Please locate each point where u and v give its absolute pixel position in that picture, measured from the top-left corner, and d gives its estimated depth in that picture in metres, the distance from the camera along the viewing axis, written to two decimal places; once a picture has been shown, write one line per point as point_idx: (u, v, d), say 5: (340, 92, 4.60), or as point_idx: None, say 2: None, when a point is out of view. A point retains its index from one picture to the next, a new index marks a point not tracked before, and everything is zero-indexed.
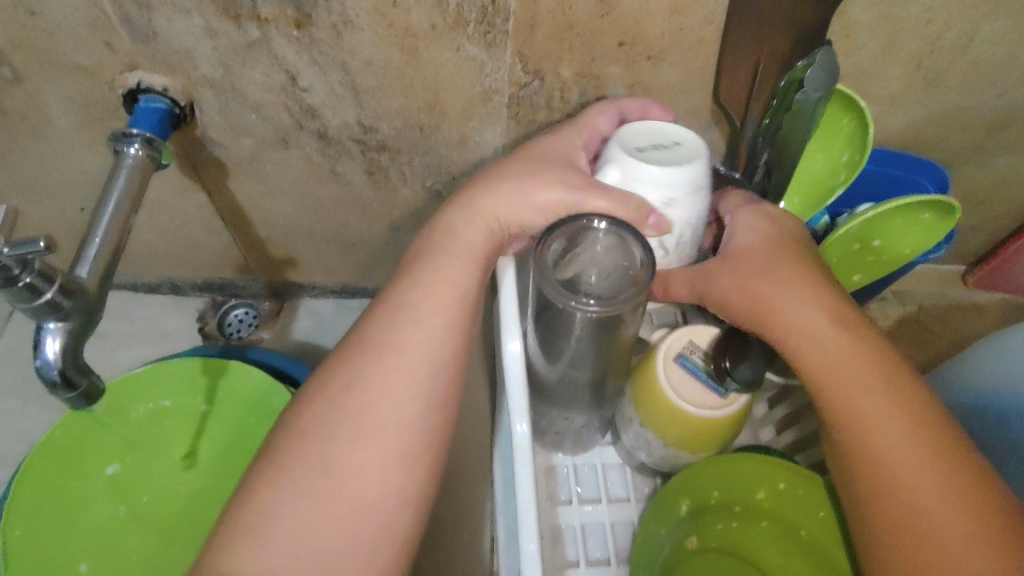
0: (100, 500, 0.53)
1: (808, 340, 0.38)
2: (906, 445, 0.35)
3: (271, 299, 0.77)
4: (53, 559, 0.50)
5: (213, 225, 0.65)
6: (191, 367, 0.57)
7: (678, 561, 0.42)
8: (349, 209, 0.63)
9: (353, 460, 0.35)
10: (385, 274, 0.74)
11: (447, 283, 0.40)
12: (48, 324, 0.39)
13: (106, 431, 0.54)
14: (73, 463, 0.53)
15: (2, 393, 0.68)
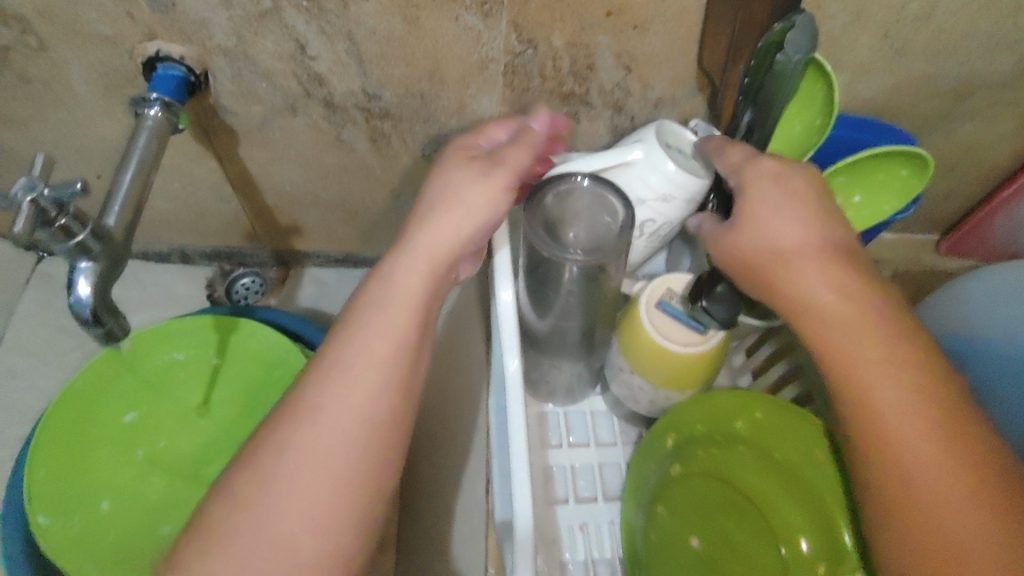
0: (119, 444, 0.56)
1: (819, 313, 0.37)
2: (905, 416, 0.34)
3: (277, 267, 0.80)
4: (77, 497, 0.53)
5: (225, 192, 0.68)
6: (203, 323, 0.60)
7: (665, 485, 0.46)
8: (354, 177, 0.67)
9: (343, 441, 0.36)
10: (387, 242, 0.77)
11: (412, 283, 0.40)
12: (81, 264, 0.43)
13: (126, 379, 0.58)
14: (93, 409, 0.56)
15: (22, 352, 0.71)
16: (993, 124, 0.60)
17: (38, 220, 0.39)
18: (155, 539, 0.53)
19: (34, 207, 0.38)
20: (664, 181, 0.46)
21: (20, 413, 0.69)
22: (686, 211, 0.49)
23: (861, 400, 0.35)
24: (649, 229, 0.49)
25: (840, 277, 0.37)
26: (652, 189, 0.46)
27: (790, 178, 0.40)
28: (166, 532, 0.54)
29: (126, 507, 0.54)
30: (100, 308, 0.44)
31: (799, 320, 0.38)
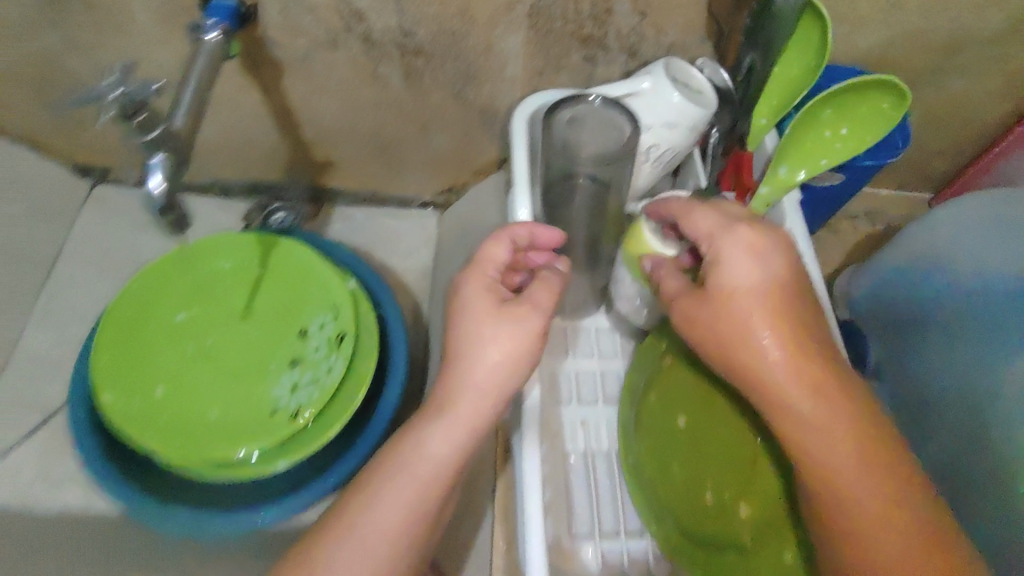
0: (171, 338, 0.62)
1: (786, 404, 0.38)
2: (861, 488, 0.38)
3: (311, 203, 0.86)
4: (135, 381, 0.59)
5: (266, 123, 0.74)
6: (249, 239, 0.67)
7: (659, 376, 0.52)
8: (385, 112, 0.72)
9: (404, 522, 0.42)
10: (412, 179, 0.83)
11: (484, 382, 0.43)
12: (154, 158, 0.48)
13: (180, 282, 0.65)
14: (150, 306, 0.63)
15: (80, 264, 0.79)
16: (982, 81, 0.64)
17: (119, 114, 0.47)
18: (203, 423, 0.59)
19: (115, 103, 0.47)
20: (670, 109, 0.52)
21: (78, 318, 0.76)
22: (689, 141, 0.54)
23: (820, 478, 0.38)
24: (653, 155, 0.54)
25: (808, 366, 0.38)
26: (659, 116, 0.52)
27: (766, 250, 0.40)
28: (212, 418, 0.59)
29: (177, 393, 0.60)
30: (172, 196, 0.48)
31: (771, 408, 0.39)
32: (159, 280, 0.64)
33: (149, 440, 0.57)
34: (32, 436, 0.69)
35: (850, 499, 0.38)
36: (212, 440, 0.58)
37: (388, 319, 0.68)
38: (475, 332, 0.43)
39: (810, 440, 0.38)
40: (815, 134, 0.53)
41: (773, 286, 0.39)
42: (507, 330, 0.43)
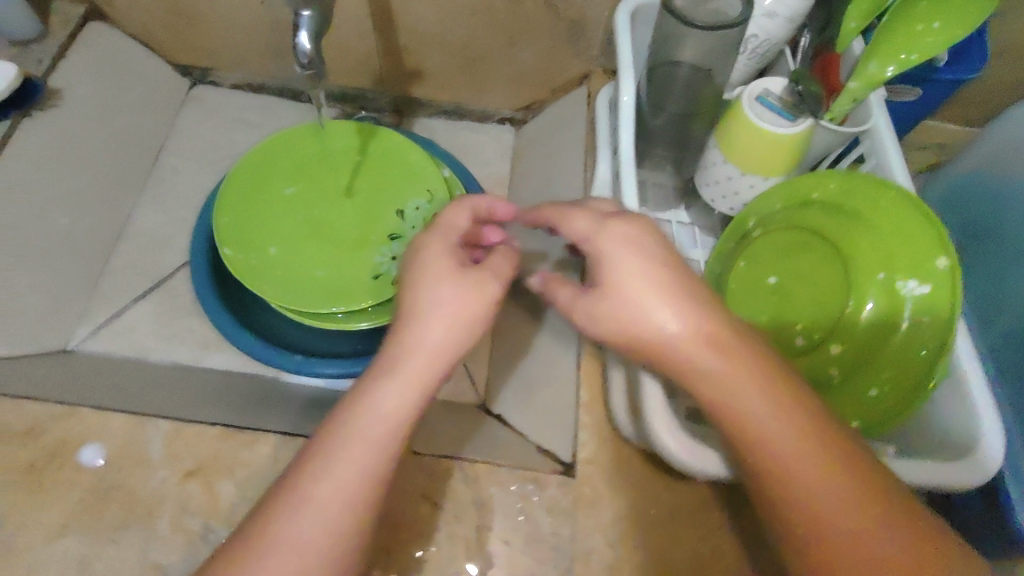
0: (281, 207, 0.68)
1: (704, 375, 0.39)
2: (801, 456, 0.37)
3: (393, 114, 0.91)
4: (253, 240, 0.65)
5: (365, 27, 0.78)
6: (349, 124, 0.71)
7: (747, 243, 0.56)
8: (481, 21, 0.76)
9: (354, 485, 0.38)
10: (494, 94, 0.87)
11: (423, 356, 0.41)
12: (303, 12, 0.52)
13: (289, 158, 0.70)
14: (263, 177, 0.68)
15: (183, 156, 0.84)
16: None
17: None
18: (313, 281, 0.65)
19: None
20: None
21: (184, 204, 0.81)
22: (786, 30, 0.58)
23: (776, 467, 0.38)
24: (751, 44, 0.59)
25: (715, 337, 0.39)
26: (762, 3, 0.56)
27: (640, 240, 0.41)
28: (320, 278, 0.65)
29: (288, 253, 0.66)
30: (314, 55, 0.52)
31: (655, 351, 0.40)
32: (269, 153, 0.69)
33: (266, 291, 0.63)
34: (146, 298, 0.75)
35: (802, 491, 0.37)
36: (320, 297, 0.64)
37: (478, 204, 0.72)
38: (424, 274, 0.43)
39: (755, 432, 0.38)
40: (905, 26, 0.52)
41: (713, 324, 0.39)
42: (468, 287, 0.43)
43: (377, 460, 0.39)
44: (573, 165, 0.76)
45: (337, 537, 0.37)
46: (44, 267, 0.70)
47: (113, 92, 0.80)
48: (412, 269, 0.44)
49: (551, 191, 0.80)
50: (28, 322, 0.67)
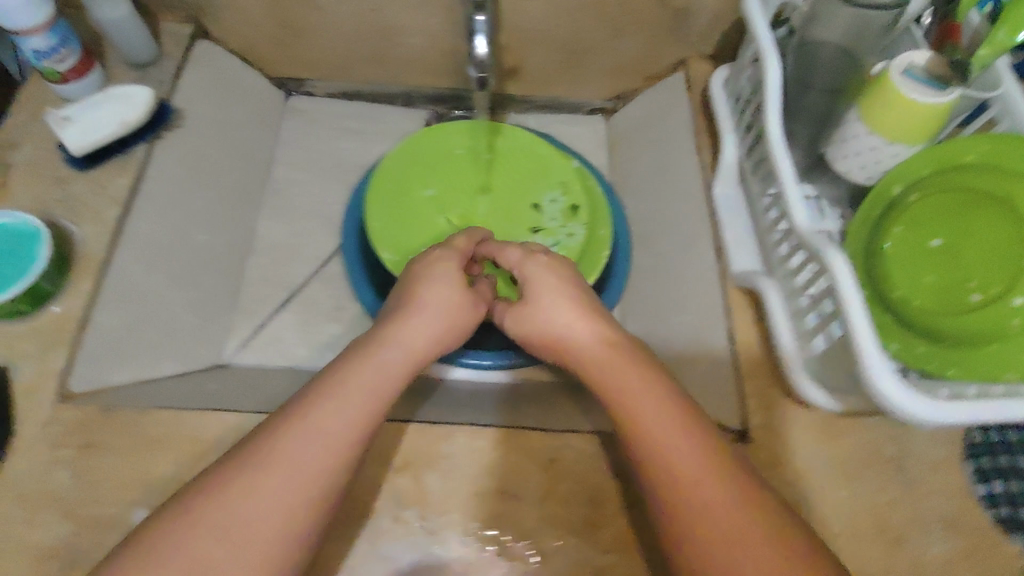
0: (426, 209, 0.71)
1: (592, 360, 0.55)
2: (658, 424, 0.49)
3: (485, 112, 0.93)
4: (407, 241, 0.68)
5: (471, 28, 0.80)
6: (475, 126, 0.75)
7: (902, 208, 0.59)
8: (586, 14, 0.79)
9: (321, 459, 0.46)
10: (587, 85, 0.90)
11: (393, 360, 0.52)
12: (477, 21, 0.54)
13: (425, 162, 0.73)
14: (405, 182, 0.72)
15: (295, 168, 0.87)
16: None
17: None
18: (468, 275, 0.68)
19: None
20: None
21: (304, 213, 0.84)
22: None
23: (643, 436, 0.49)
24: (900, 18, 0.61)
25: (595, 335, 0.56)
26: None
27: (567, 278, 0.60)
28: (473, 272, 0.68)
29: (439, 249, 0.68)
30: (488, 60, 0.54)
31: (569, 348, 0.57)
32: (406, 158, 0.72)
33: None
34: (286, 307, 0.77)
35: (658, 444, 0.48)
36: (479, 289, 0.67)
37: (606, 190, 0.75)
38: (425, 283, 0.58)
39: (653, 397, 0.51)
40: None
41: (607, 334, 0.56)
42: (441, 287, 0.58)
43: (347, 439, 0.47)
44: (686, 148, 0.79)
45: (314, 492, 0.45)
46: (192, 285, 0.72)
47: (226, 108, 0.81)
48: (416, 280, 0.59)
49: (662, 175, 0.83)
50: (187, 337, 0.70)
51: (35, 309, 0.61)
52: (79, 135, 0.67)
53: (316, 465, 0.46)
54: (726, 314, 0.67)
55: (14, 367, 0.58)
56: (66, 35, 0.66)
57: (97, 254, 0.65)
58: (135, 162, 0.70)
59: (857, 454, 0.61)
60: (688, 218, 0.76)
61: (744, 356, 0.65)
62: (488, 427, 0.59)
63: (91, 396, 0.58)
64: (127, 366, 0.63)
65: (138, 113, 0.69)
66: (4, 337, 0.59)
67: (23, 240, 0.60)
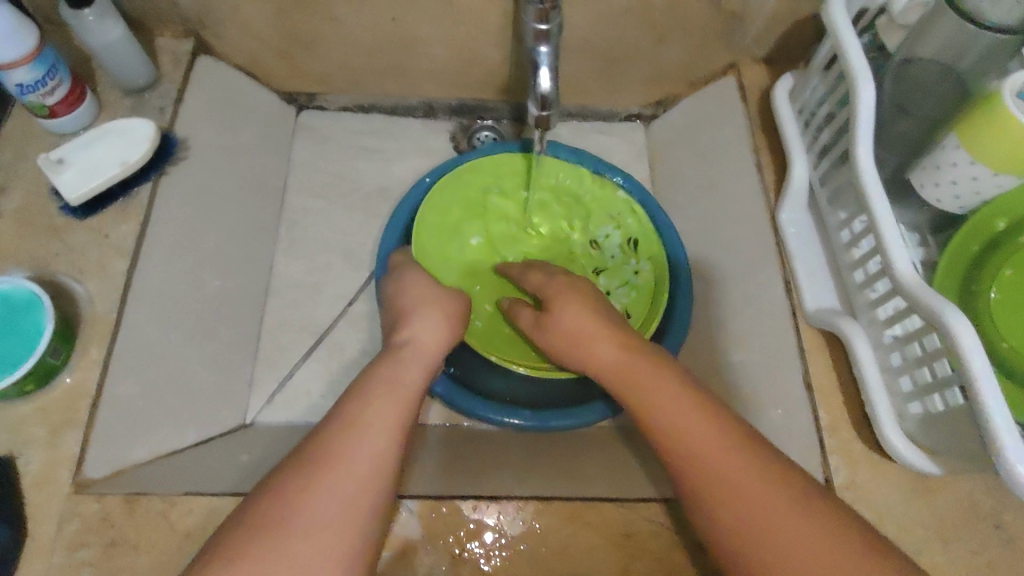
0: (477, 258, 0.74)
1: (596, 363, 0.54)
2: (678, 417, 0.47)
3: (513, 122, 0.85)
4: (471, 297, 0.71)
5: (503, 37, 0.72)
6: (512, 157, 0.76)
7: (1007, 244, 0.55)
8: (632, 18, 0.71)
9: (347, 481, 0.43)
10: (625, 92, 0.83)
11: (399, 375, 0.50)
12: (541, 49, 0.47)
13: (466, 207, 0.75)
14: (449, 232, 0.73)
15: (309, 193, 0.79)
16: None
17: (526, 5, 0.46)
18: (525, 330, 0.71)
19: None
20: None
21: (323, 245, 0.77)
22: None
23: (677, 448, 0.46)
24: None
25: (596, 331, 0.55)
26: None
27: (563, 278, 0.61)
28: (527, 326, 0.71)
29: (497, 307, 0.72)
30: (552, 95, 0.48)
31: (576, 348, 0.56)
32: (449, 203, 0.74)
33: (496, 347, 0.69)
34: (312, 356, 0.71)
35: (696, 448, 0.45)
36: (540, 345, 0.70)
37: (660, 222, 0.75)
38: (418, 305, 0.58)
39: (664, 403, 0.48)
40: None
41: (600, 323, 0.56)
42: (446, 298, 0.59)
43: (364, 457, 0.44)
44: (743, 166, 0.72)
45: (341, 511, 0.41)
46: (208, 339, 0.65)
47: (233, 133, 0.73)
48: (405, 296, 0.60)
49: (714, 195, 0.76)
50: (209, 398, 0.64)
51: (43, 385, 0.54)
52: (78, 179, 0.59)
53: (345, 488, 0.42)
54: (801, 359, 0.61)
55: (24, 455, 0.52)
56: (53, 64, 0.58)
57: (107, 316, 0.57)
58: (139, 205, 0.62)
59: (947, 510, 0.55)
60: (748, 245, 0.70)
61: (824, 408, 0.59)
62: (555, 500, 0.54)
63: (109, 481, 0.52)
64: (147, 441, 0.56)
65: (140, 150, 0.61)
66: (9, 419, 0.53)
67: (21, 310, 0.53)
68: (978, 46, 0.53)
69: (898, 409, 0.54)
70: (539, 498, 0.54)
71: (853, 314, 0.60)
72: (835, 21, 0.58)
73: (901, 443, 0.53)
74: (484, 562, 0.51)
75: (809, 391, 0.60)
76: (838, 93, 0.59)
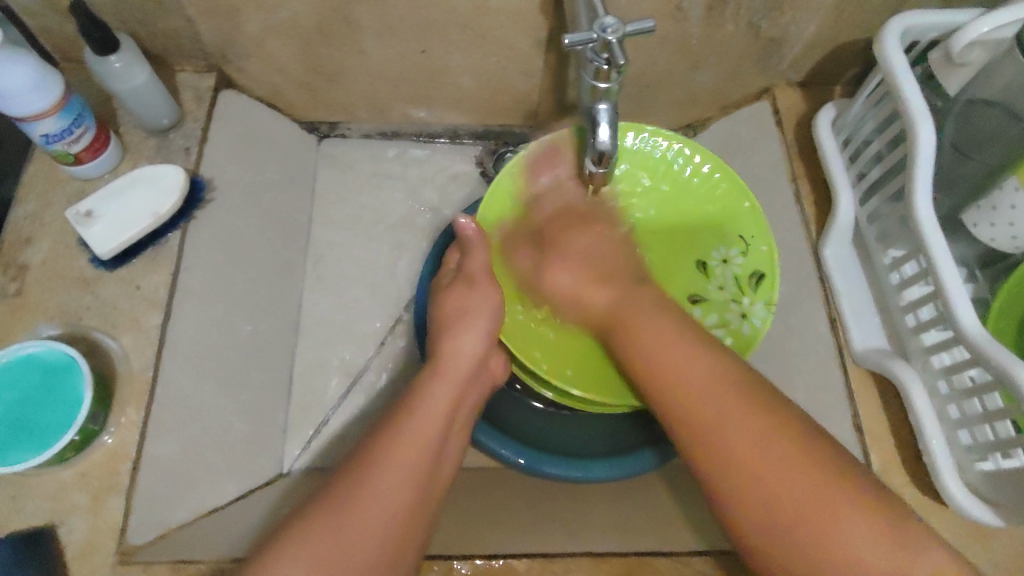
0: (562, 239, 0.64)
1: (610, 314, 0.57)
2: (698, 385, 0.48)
3: None
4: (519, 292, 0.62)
5: (535, 66, 0.69)
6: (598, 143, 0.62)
7: None
8: (668, 46, 0.68)
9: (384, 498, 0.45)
10: (657, 114, 0.80)
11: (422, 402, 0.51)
12: (601, 106, 0.47)
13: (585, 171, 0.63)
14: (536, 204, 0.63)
15: (334, 228, 0.77)
16: None
17: (590, 59, 0.44)
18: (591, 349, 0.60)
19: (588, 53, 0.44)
20: None
21: (351, 282, 0.75)
22: None
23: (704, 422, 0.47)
24: None
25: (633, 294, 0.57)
26: None
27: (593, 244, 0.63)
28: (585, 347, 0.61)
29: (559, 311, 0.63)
30: (610, 150, 0.48)
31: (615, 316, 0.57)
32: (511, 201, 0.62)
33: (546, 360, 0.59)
34: (347, 398, 0.70)
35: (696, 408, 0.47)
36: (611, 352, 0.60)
37: (782, 241, 0.69)
38: (461, 317, 0.56)
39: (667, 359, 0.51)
40: None
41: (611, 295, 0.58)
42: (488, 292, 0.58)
43: (394, 477, 0.46)
44: (783, 196, 0.70)
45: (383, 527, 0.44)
46: (243, 387, 0.64)
47: (257, 170, 0.71)
48: None
49: None
50: (245, 448, 0.62)
51: (83, 450, 0.52)
52: (108, 234, 0.58)
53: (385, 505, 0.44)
54: (849, 400, 0.60)
55: (65, 524, 0.51)
56: (78, 112, 0.56)
57: (142, 374, 0.56)
58: (169, 254, 0.60)
59: (1002, 555, 0.54)
60: (790, 277, 0.68)
61: (875, 450, 0.58)
62: (610, 558, 0.52)
63: (154, 548, 0.51)
64: (187, 501, 0.55)
65: (171, 199, 0.60)
66: (50, 486, 0.52)
67: (58, 375, 0.52)
68: None
69: (958, 460, 0.53)
70: (591, 556, 0.53)
71: (904, 357, 0.59)
72: (893, 59, 0.55)
73: (961, 494, 0.52)
74: None
75: (859, 433, 0.59)
76: (893, 132, 0.57)
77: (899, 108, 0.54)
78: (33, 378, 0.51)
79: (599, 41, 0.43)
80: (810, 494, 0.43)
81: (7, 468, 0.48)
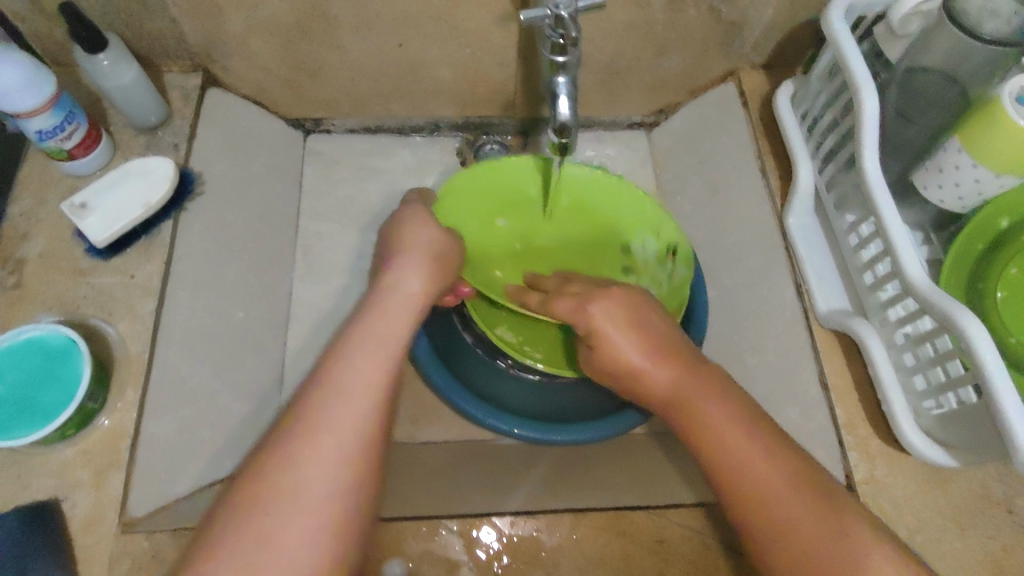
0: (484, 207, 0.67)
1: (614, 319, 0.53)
2: (700, 400, 0.49)
3: (517, 135, 0.85)
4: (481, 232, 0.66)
5: (508, 56, 0.72)
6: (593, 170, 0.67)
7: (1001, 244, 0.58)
8: (634, 33, 0.72)
9: (327, 433, 0.41)
10: (628, 101, 0.83)
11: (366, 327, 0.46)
12: (560, 80, 0.50)
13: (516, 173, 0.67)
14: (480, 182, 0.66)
15: (320, 219, 0.80)
16: None
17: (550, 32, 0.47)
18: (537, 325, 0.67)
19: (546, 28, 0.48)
20: None
21: (337, 270, 0.78)
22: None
23: (697, 436, 0.48)
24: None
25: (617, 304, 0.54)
26: None
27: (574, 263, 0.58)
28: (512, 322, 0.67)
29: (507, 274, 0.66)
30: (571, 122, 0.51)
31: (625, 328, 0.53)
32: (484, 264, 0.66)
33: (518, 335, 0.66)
34: None
35: (712, 437, 0.47)
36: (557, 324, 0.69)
37: (751, 215, 0.72)
38: None
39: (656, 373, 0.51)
40: None
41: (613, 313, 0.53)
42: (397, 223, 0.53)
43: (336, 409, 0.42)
44: (749, 173, 0.74)
45: (319, 466, 0.40)
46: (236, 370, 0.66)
47: (244, 164, 0.74)
48: None
49: (720, 200, 0.77)
50: None
51: (83, 428, 0.55)
52: (102, 224, 0.61)
53: (324, 439, 0.41)
54: (816, 360, 0.63)
55: (68, 499, 0.53)
56: (70, 110, 0.59)
57: (139, 357, 0.59)
58: (161, 243, 0.63)
59: (963, 499, 0.57)
60: (758, 249, 0.71)
61: (841, 406, 0.61)
62: (591, 511, 0.55)
63: (154, 518, 0.53)
64: (186, 476, 0.57)
65: (161, 190, 0.63)
66: (54, 464, 0.54)
67: (58, 357, 0.54)
68: (977, 54, 0.54)
69: (915, 406, 0.57)
70: (573, 511, 0.55)
71: (864, 315, 0.62)
72: (840, 35, 0.58)
73: (917, 437, 0.55)
74: (496, 564, 0.53)
75: (826, 391, 0.62)
76: (844, 101, 0.60)
77: (847, 79, 0.58)
78: (34, 362, 0.54)
79: (554, 17, 0.47)
80: (789, 500, 0.44)
81: (14, 443, 0.50)
